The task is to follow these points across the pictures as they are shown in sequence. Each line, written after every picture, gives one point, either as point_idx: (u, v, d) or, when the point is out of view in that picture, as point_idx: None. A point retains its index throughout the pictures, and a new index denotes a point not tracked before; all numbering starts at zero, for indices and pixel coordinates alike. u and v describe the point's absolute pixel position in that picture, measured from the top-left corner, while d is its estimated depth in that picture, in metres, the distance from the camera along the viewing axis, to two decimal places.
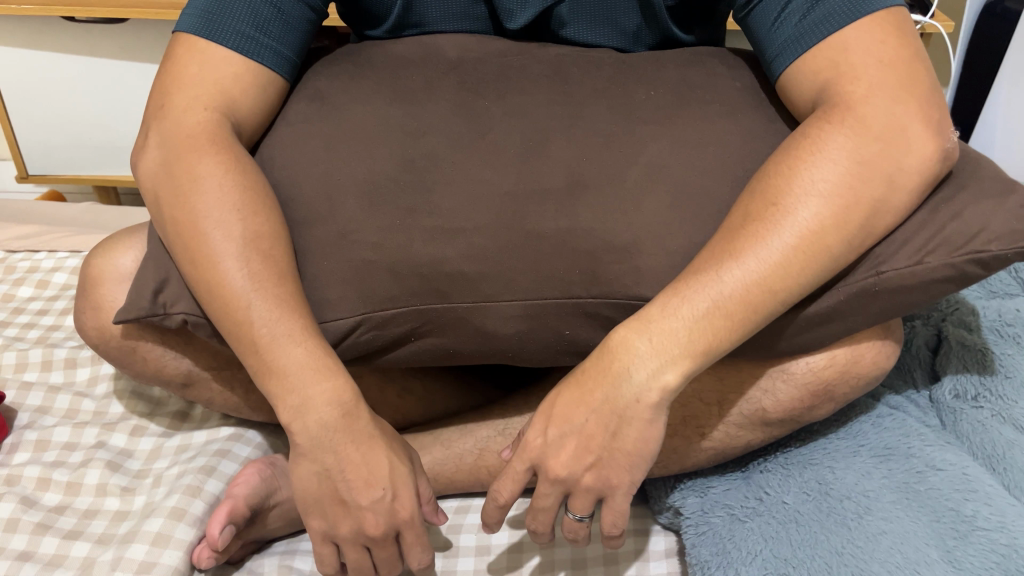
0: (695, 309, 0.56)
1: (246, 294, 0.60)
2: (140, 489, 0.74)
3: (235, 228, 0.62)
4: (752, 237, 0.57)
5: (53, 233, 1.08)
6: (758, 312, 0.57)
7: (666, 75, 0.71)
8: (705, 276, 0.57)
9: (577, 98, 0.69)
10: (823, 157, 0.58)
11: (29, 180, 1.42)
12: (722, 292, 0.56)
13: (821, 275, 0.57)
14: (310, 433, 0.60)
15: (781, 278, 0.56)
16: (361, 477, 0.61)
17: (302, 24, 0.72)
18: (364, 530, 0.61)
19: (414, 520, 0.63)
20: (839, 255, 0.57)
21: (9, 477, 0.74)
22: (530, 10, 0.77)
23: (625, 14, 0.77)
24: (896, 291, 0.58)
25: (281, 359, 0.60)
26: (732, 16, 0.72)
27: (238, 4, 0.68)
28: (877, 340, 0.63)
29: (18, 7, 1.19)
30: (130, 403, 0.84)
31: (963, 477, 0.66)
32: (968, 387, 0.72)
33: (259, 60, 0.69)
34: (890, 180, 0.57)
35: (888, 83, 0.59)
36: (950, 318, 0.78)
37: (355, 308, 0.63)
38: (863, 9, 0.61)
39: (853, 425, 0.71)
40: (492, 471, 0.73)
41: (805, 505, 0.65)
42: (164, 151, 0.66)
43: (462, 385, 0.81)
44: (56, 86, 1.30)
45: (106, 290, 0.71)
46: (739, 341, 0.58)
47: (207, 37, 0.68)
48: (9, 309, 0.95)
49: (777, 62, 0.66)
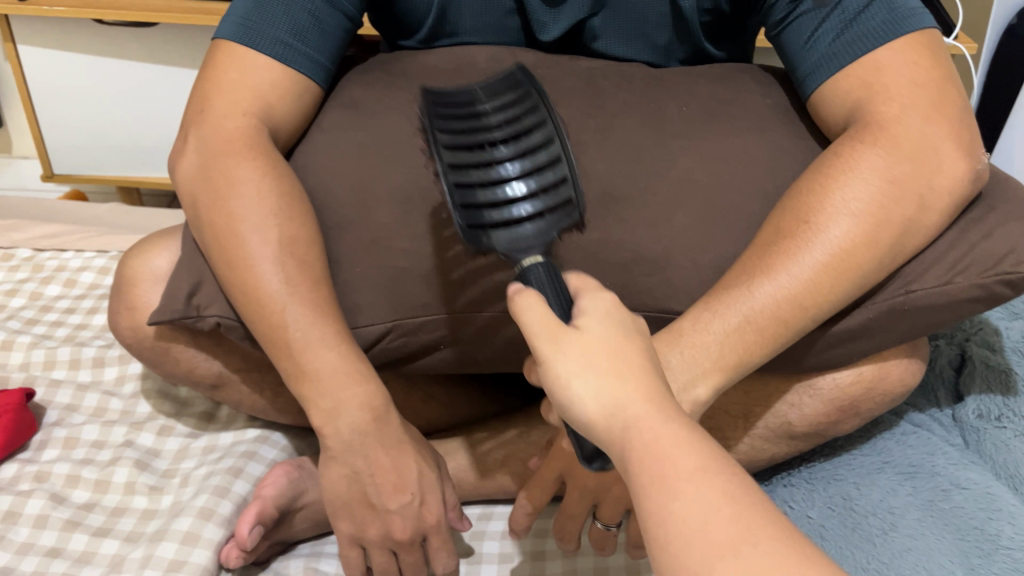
0: (727, 324, 0.57)
1: (282, 297, 0.61)
2: (168, 489, 0.75)
3: (273, 232, 0.63)
4: (783, 253, 0.57)
5: (82, 232, 1.09)
6: (788, 328, 0.57)
7: (696, 89, 0.72)
8: (737, 293, 0.57)
9: (609, 110, 0.69)
10: (854, 176, 0.58)
11: (54, 179, 1.43)
12: (754, 308, 0.56)
13: (851, 291, 0.58)
14: (342, 436, 0.61)
15: (812, 295, 0.57)
16: (391, 481, 0.61)
17: (339, 31, 0.73)
18: (391, 533, 0.62)
19: (441, 524, 0.64)
20: (869, 271, 0.57)
21: (39, 474, 0.75)
22: (562, 22, 0.78)
23: (657, 30, 0.79)
24: (924, 309, 0.59)
25: (314, 362, 0.61)
26: (763, 33, 0.72)
27: (276, 12, 0.69)
28: (904, 358, 0.64)
29: (51, 9, 1.20)
30: (157, 402, 0.85)
31: (987, 497, 0.66)
32: (992, 408, 0.73)
33: (297, 67, 0.70)
34: (920, 197, 0.58)
35: (920, 104, 0.60)
36: (974, 338, 0.77)
37: (388, 314, 0.64)
38: (896, 31, 0.62)
39: (876, 442, 0.73)
40: (516, 478, 0.74)
41: (830, 520, 0.66)
42: (203, 155, 0.67)
43: (485, 392, 0.82)
44: (84, 86, 1.31)
45: (141, 291, 0.72)
46: (767, 357, 0.58)
47: (247, 45, 0.69)
48: (38, 307, 0.96)
49: (809, 81, 0.66)
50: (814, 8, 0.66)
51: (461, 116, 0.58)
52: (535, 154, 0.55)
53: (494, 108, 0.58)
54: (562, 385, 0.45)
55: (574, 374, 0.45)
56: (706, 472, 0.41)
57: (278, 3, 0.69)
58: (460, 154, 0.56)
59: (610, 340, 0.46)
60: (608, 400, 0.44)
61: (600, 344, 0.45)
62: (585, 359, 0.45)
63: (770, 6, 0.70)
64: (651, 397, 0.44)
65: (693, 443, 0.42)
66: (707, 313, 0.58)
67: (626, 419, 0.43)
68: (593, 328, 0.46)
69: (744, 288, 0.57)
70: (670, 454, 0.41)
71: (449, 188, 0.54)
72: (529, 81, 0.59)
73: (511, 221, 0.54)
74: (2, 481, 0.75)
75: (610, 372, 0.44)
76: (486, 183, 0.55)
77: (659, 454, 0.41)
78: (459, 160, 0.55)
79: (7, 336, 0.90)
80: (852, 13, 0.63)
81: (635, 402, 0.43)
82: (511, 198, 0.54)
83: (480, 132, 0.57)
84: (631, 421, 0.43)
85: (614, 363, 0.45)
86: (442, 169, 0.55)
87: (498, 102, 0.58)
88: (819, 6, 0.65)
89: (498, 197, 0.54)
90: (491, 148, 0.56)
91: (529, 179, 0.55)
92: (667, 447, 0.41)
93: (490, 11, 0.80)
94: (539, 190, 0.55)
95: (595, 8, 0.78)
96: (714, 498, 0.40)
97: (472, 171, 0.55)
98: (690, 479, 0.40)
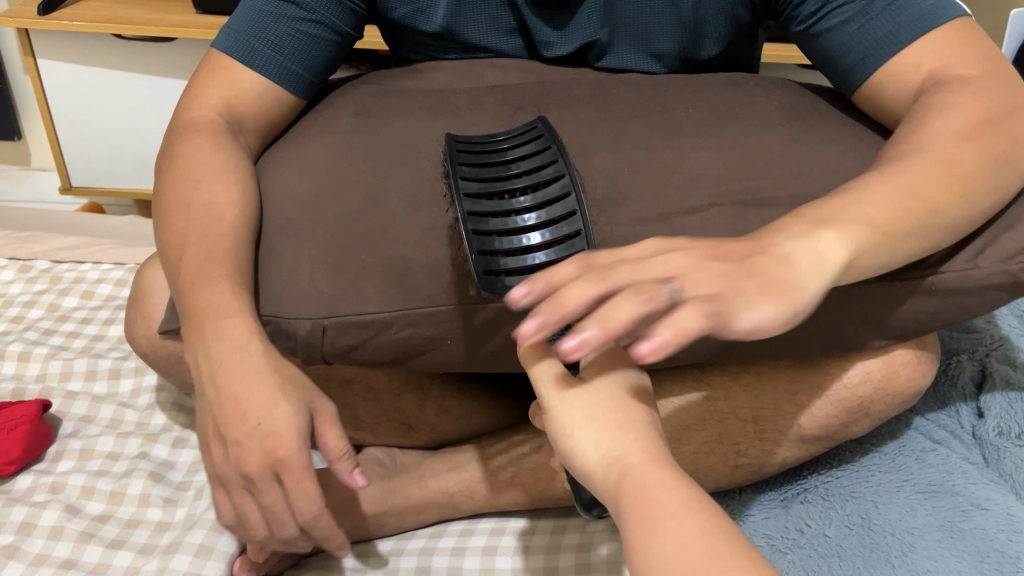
0: (880, 197, 0.54)
1: (300, 301, 0.61)
2: (182, 501, 0.75)
3: (204, 199, 0.64)
4: (899, 164, 0.57)
5: (99, 245, 1.10)
6: (925, 216, 0.54)
7: (704, 94, 0.73)
8: (878, 176, 0.56)
9: (620, 117, 0.70)
10: (953, 107, 0.60)
11: (72, 192, 1.44)
12: (916, 190, 0.55)
13: (959, 200, 0.56)
14: (215, 363, 0.57)
15: (930, 197, 0.55)
16: (237, 408, 0.55)
17: (320, 44, 0.75)
18: (242, 467, 0.55)
19: (293, 459, 0.54)
20: (977, 188, 0.56)
21: (55, 485, 0.76)
22: (569, 44, 0.80)
23: (663, 42, 0.80)
24: (954, 292, 0.60)
25: (234, 324, 0.58)
26: (794, 30, 0.74)
27: (256, 22, 0.73)
28: (910, 356, 0.65)
29: (71, 23, 1.21)
30: (172, 414, 0.85)
31: (1008, 517, 0.66)
32: (1012, 425, 0.72)
33: (261, 71, 0.73)
34: (1010, 132, 0.59)
35: (995, 75, 0.63)
36: (995, 353, 0.79)
37: (395, 304, 0.61)
38: (943, 14, 0.66)
39: (896, 459, 0.72)
40: (528, 489, 0.74)
41: (848, 539, 0.66)
42: (172, 140, 0.71)
43: (495, 399, 0.81)
44: (103, 98, 1.33)
45: (155, 302, 0.72)
46: (898, 248, 0.54)
47: (226, 52, 0.73)
48: (55, 317, 0.97)
49: (860, 67, 0.69)
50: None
51: (486, 163, 0.59)
52: (552, 206, 0.56)
53: (519, 158, 0.60)
54: (566, 437, 0.47)
55: (577, 425, 0.46)
56: (689, 512, 0.42)
57: (260, 12, 0.73)
58: (480, 201, 0.56)
59: (613, 395, 0.47)
60: (607, 452, 0.45)
61: (603, 400, 0.47)
62: (590, 413, 0.46)
63: (797, 4, 0.72)
64: (649, 447, 0.45)
65: (680, 486, 0.43)
66: (934, 174, 0.55)
67: (622, 467, 0.44)
68: (599, 381, 0.48)
69: (946, 184, 0.55)
70: (656, 496, 0.42)
71: (467, 235, 0.54)
72: (551, 134, 0.61)
73: (526, 269, 0.54)
74: (17, 493, 0.75)
75: (613, 425, 0.46)
76: (503, 232, 0.54)
77: (648, 495, 0.43)
78: (477, 206, 0.55)
79: (25, 347, 0.90)
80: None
81: (631, 451, 0.45)
82: (526, 246, 0.54)
83: (501, 181, 0.58)
84: (625, 469, 0.44)
85: (617, 419, 0.46)
86: (462, 216, 0.55)
87: (524, 151, 0.60)
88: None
89: (515, 244, 0.54)
90: (510, 198, 0.56)
91: (545, 228, 0.55)
92: (653, 487, 0.43)
93: (495, 25, 0.80)
94: (554, 241, 0.55)
95: (606, 29, 0.79)
96: (693, 535, 0.41)
97: (489, 217, 0.55)
98: (673, 518, 0.42)
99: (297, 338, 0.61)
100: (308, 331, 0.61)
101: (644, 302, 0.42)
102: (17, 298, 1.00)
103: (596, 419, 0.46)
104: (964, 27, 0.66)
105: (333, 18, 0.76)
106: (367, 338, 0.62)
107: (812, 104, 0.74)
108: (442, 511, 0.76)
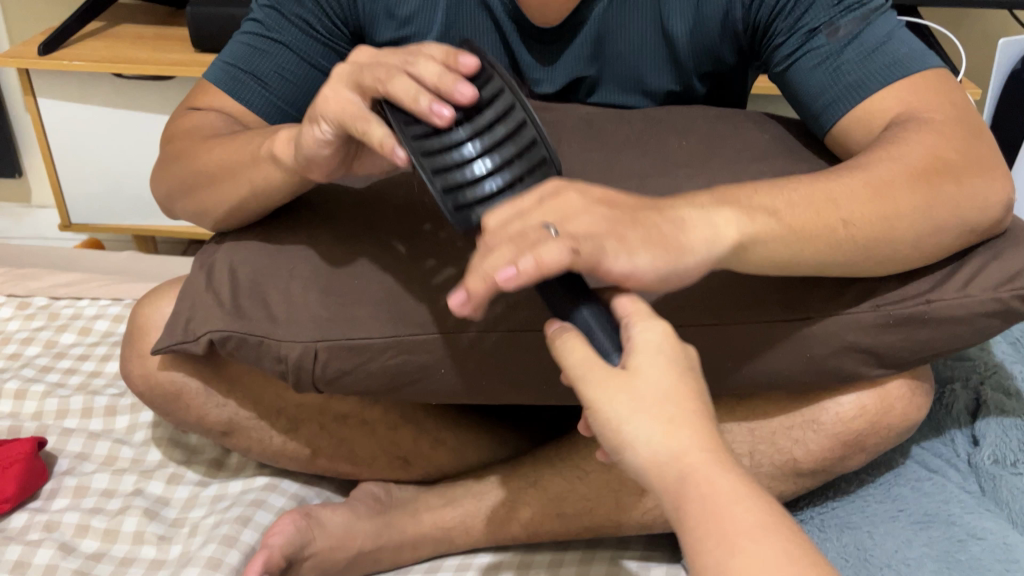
0: (801, 206, 0.56)
1: (295, 326, 0.62)
2: (177, 538, 0.75)
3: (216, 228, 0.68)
4: (828, 175, 0.59)
5: (96, 281, 1.10)
6: (848, 224, 0.56)
7: (695, 126, 0.75)
8: (815, 185, 0.58)
9: (610, 146, 0.72)
10: (902, 143, 0.60)
11: (72, 228, 1.45)
12: (845, 213, 0.56)
13: (886, 229, 0.56)
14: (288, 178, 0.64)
15: (861, 215, 0.56)
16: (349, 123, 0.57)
17: (304, 81, 0.78)
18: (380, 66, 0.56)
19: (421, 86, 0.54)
20: (909, 222, 0.57)
21: (49, 524, 0.76)
22: (557, 80, 0.82)
23: (651, 80, 0.82)
24: (945, 328, 0.60)
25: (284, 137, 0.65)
26: (773, 70, 0.73)
27: (246, 56, 0.75)
28: (907, 391, 0.66)
29: (70, 64, 1.24)
30: (168, 450, 0.85)
31: (1005, 547, 0.65)
32: (1007, 453, 0.72)
33: (250, 107, 0.75)
34: (959, 181, 0.59)
35: (958, 124, 0.62)
36: (988, 381, 0.78)
37: (384, 333, 0.62)
38: (919, 64, 0.65)
39: (891, 488, 0.72)
40: (523, 522, 0.74)
41: (844, 571, 0.66)
42: (169, 170, 0.73)
43: (491, 435, 0.81)
44: (102, 137, 1.34)
45: (151, 338, 0.73)
46: (818, 256, 0.56)
47: (215, 82, 0.74)
48: (52, 354, 0.98)
49: (829, 112, 0.68)
50: (829, 40, 0.67)
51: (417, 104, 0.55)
52: (497, 131, 0.53)
53: None
54: (613, 431, 0.46)
55: (626, 419, 0.45)
56: (765, 527, 0.44)
57: (248, 48, 0.75)
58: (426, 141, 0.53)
59: (660, 383, 0.46)
60: (663, 450, 0.45)
61: (654, 390, 0.46)
62: (636, 404, 0.45)
63: (776, 46, 0.72)
64: (706, 443, 0.46)
65: (747, 495, 0.45)
66: (860, 192, 0.57)
67: (682, 469, 0.45)
68: (645, 365, 0.46)
69: (870, 205, 0.57)
70: (728, 509, 0.44)
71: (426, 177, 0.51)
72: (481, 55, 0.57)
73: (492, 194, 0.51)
74: (12, 531, 0.75)
75: (664, 419, 0.45)
76: (457, 166, 0.52)
77: (715, 506, 0.44)
78: (426, 147, 0.52)
79: (21, 385, 0.91)
80: (872, 46, 0.65)
81: (690, 451, 0.45)
82: (483, 173, 0.52)
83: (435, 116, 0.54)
84: (687, 471, 0.45)
85: (668, 409, 0.46)
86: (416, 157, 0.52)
87: None
88: (835, 38, 0.66)
89: (473, 172, 0.52)
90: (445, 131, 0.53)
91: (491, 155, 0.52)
92: (722, 496, 0.45)
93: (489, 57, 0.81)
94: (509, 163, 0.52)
95: (594, 66, 0.81)
96: (773, 556, 0.43)
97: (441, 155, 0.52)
98: (749, 534, 0.44)
99: (288, 360, 0.62)
100: (300, 355, 0.62)
101: (521, 247, 0.46)
102: (15, 336, 1.00)
103: (654, 421, 0.45)
104: (943, 76, 0.66)
105: (316, 55, 0.79)
106: (359, 364, 0.63)
107: (801, 135, 0.75)
108: (438, 546, 0.75)
